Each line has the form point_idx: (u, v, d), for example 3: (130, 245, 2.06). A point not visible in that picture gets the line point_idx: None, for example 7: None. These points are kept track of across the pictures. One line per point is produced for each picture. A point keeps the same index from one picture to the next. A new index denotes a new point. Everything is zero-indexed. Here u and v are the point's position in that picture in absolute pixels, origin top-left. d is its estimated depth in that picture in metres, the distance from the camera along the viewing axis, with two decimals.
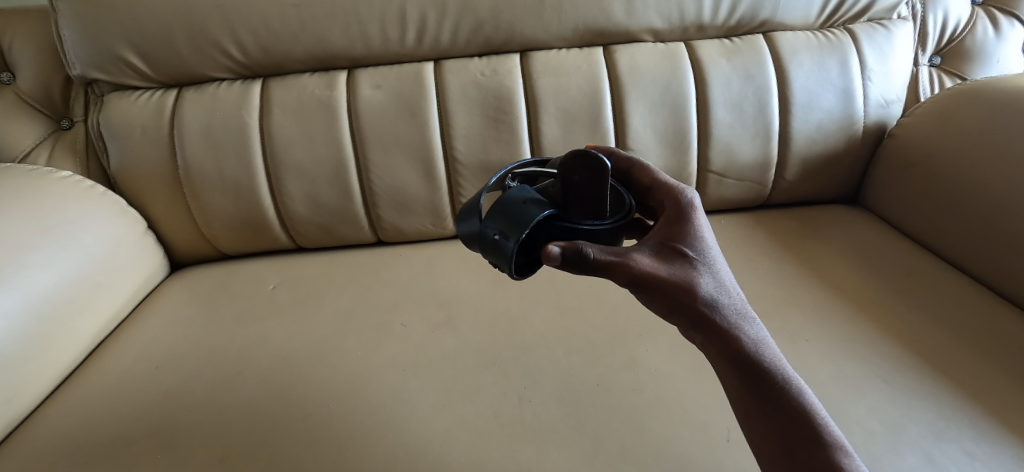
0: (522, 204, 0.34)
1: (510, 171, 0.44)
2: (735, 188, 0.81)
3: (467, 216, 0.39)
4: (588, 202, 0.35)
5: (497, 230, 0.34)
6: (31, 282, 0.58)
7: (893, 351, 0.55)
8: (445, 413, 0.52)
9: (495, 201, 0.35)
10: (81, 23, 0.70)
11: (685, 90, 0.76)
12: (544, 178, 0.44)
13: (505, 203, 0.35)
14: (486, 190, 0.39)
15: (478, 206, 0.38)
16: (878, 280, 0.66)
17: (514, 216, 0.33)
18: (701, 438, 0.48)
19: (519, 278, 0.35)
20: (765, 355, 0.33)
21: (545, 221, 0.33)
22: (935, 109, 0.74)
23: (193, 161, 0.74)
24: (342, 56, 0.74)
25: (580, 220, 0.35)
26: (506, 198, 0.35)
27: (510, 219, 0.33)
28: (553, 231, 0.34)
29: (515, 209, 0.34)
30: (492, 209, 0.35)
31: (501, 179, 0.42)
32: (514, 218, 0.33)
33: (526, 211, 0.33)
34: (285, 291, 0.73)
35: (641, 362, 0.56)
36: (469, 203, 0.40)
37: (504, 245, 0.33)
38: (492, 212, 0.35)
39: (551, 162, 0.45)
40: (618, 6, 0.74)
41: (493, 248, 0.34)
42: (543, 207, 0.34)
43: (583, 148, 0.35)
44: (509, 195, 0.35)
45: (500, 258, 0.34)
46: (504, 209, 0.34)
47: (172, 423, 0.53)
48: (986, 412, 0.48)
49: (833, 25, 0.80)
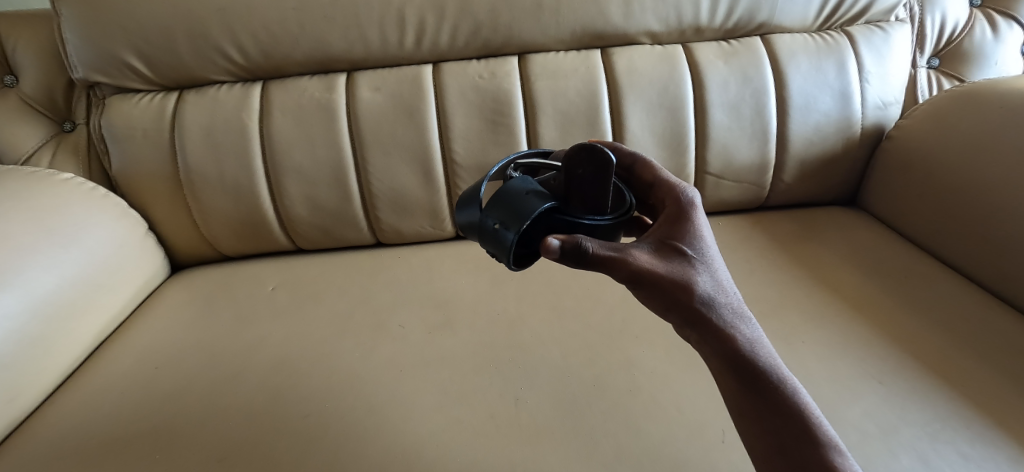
0: (525, 196, 0.34)
1: (513, 161, 0.43)
2: (733, 190, 0.81)
3: (467, 204, 0.39)
4: (593, 198, 0.35)
5: (496, 220, 0.34)
6: (33, 283, 0.58)
7: (889, 353, 0.55)
8: (443, 414, 0.52)
9: (497, 191, 0.35)
10: (83, 26, 0.71)
11: (684, 90, 0.76)
12: (545, 171, 0.44)
13: (506, 194, 0.35)
14: (488, 180, 0.39)
15: (479, 195, 0.38)
16: (876, 282, 0.66)
17: (515, 208, 0.34)
18: (698, 439, 0.48)
19: (517, 269, 0.36)
20: (760, 355, 0.33)
21: (547, 213, 0.33)
22: (934, 110, 0.74)
23: (194, 162, 0.75)
24: (341, 58, 0.75)
25: (581, 215, 0.35)
26: (507, 188, 0.35)
27: (510, 210, 0.34)
28: (554, 224, 0.34)
29: (518, 200, 0.34)
30: (493, 199, 0.35)
31: (504, 169, 0.42)
32: (514, 209, 0.34)
33: (527, 203, 0.33)
34: (285, 292, 0.73)
35: (638, 363, 0.56)
36: (469, 192, 0.40)
37: (504, 237, 0.34)
38: (493, 202, 0.35)
39: (555, 154, 0.45)
40: (616, 9, 0.74)
41: (492, 238, 0.35)
42: (546, 200, 0.34)
43: (590, 142, 0.35)
44: (510, 186, 0.35)
45: (498, 248, 0.34)
46: (504, 199, 0.34)
47: (170, 424, 0.53)
48: (983, 414, 0.48)
49: (830, 28, 0.80)
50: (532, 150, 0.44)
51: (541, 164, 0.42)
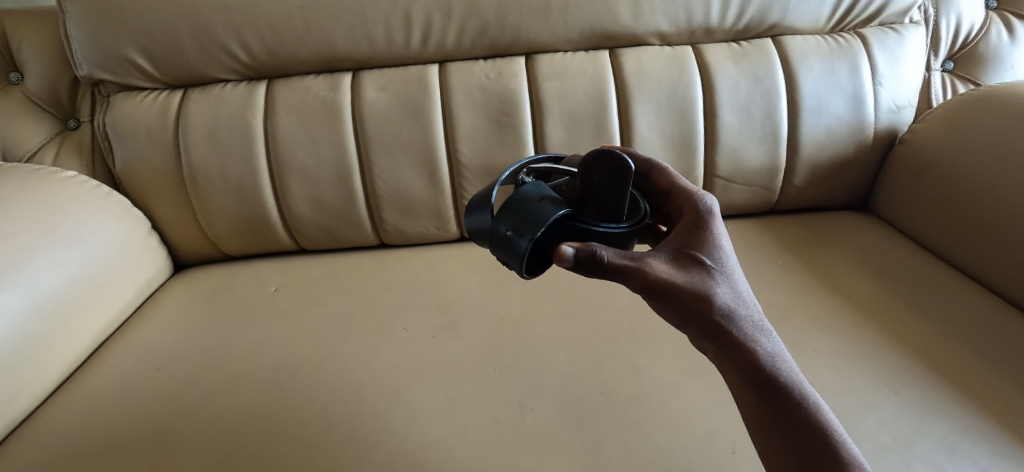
0: (539, 199, 0.33)
1: (525, 165, 0.42)
2: (742, 193, 0.80)
3: (477, 209, 0.39)
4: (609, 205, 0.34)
5: (507, 221, 0.33)
6: (33, 282, 0.58)
7: (904, 362, 0.54)
8: (446, 419, 0.51)
9: (508, 197, 0.35)
10: (88, 24, 0.71)
11: (693, 92, 0.75)
12: (558, 176, 0.42)
13: (520, 200, 0.34)
14: (500, 184, 0.38)
15: (490, 200, 0.37)
16: (890, 289, 0.65)
17: (528, 215, 0.33)
18: (709, 450, 0.46)
19: (528, 277, 0.35)
20: (781, 369, 0.32)
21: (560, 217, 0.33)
22: (949, 114, 0.73)
23: (198, 162, 0.74)
24: (346, 57, 0.74)
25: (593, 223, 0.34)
26: (521, 195, 0.34)
27: (523, 217, 0.33)
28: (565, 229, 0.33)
29: (533, 205, 0.33)
30: (505, 205, 0.34)
31: (515, 174, 0.41)
32: (528, 216, 0.33)
33: (541, 208, 0.33)
34: (288, 293, 0.72)
35: (646, 370, 0.55)
36: (480, 197, 0.40)
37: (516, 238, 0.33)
38: (506, 209, 0.34)
39: (567, 160, 0.44)
40: (625, 10, 0.73)
41: (504, 245, 0.34)
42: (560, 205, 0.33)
43: (607, 147, 0.33)
44: (523, 192, 0.34)
45: (508, 251, 0.34)
46: (518, 206, 0.34)
47: (168, 427, 0.52)
48: (1002, 427, 0.46)
49: (843, 30, 0.79)
50: (543, 156, 0.43)
51: (553, 169, 0.41)
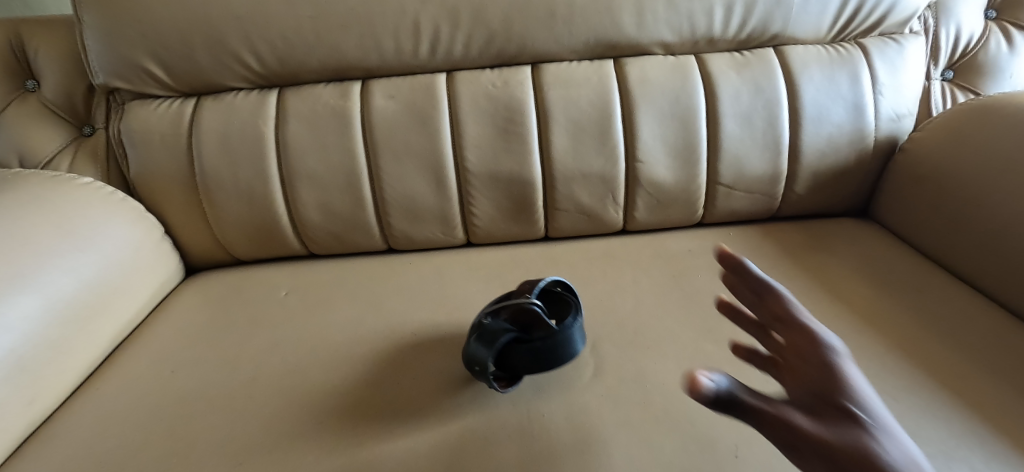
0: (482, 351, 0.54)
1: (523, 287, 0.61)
2: (744, 200, 0.81)
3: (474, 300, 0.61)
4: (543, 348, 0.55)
5: (477, 336, 0.55)
6: (52, 285, 0.59)
7: (902, 368, 0.55)
8: (454, 422, 0.52)
9: (480, 329, 0.55)
10: (104, 34, 0.72)
11: (696, 101, 0.76)
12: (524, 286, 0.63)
13: (486, 330, 0.55)
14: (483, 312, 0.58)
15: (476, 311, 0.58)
16: (889, 296, 0.66)
17: (490, 334, 0.54)
18: (711, 453, 0.47)
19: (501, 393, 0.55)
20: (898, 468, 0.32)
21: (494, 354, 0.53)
22: (948, 123, 0.74)
23: (210, 168, 0.76)
24: (355, 67, 0.75)
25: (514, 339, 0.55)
26: (489, 324, 0.55)
27: (486, 339, 0.54)
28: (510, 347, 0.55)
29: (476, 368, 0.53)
30: (478, 336, 0.54)
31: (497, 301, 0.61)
32: (489, 334, 0.54)
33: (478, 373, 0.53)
34: (298, 297, 0.74)
35: (649, 375, 0.56)
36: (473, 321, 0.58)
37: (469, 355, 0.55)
38: (479, 338, 0.54)
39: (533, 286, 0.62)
40: (629, 20, 0.75)
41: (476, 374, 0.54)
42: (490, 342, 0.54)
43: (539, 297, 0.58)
44: (489, 324, 0.55)
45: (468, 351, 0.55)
46: (484, 333, 0.54)
47: (183, 429, 0.53)
48: (999, 433, 0.47)
49: (844, 39, 0.80)
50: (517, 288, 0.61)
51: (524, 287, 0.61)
